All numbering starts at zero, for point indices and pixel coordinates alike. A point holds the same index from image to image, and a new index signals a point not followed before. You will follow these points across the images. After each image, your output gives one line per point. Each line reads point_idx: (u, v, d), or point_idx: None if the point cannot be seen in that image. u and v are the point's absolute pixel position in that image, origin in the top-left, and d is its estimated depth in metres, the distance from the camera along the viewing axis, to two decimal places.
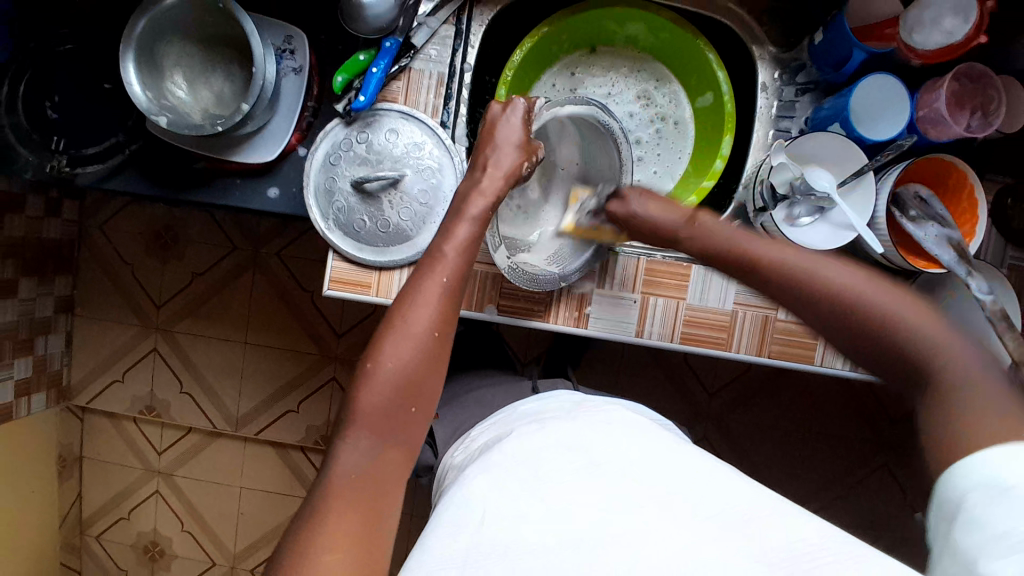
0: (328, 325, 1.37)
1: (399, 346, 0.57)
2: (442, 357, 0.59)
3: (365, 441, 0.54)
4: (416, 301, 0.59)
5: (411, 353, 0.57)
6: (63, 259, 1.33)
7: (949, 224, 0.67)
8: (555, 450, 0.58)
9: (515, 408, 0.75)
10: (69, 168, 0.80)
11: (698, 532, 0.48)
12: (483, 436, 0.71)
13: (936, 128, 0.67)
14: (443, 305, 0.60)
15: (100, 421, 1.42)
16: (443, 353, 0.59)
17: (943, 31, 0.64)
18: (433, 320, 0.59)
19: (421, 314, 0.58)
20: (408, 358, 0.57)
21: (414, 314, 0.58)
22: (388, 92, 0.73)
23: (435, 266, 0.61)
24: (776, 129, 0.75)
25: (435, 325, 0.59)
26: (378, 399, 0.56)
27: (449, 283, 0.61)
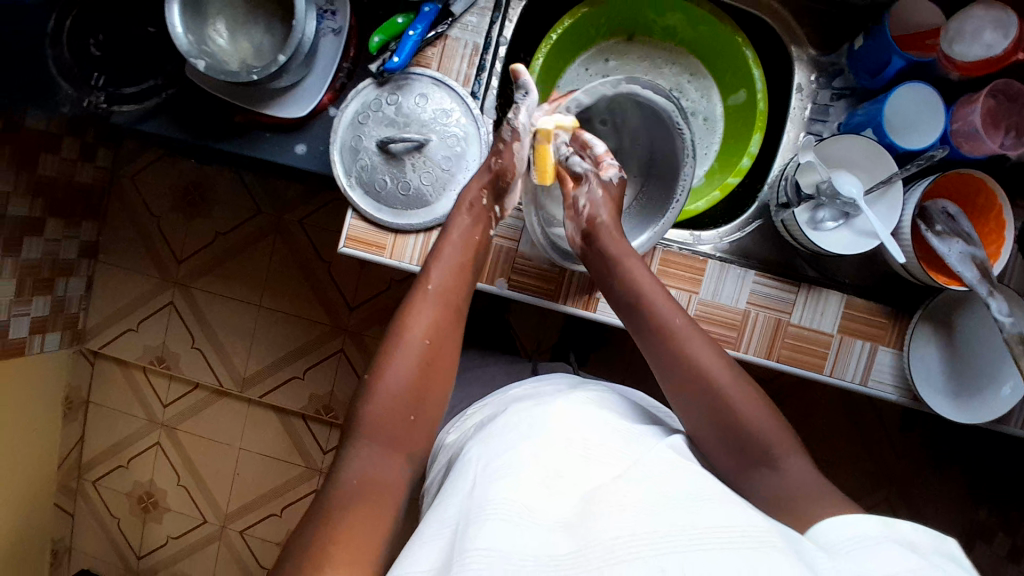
0: (341, 296, 1.38)
1: (399, 361, 0.61)
2: (440, 361, 0.63)
3: (369, 449, 0.57)
4: (410, 315, 0.64)
5: (409, 363, 0.61)
6: (92, 204, 1.36)
7: (974, 242, 0.66)
8: (543, 420, 0.58)
9: (506, 391, 0.73)
10: (105, 104, 0.82)
11: (697, 513, 0.46)
12: (477, 414, 0.70)
13: (970, 142, 0.66)
14: (435, 317, 0.64)
15: (111, 367, 1.45)
16: (439, 356, 0.63)
17: (983, 44, 0.65)
18: (428, 326, 0.63)
19: (416, 325, 0.63)
20: (405, 367, 0.61)
21: (409, 327, 0.63)
22: (423, 58, 0.74)
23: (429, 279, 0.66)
24: (808, 132, 0.74)
25: (426, 332, 0.63)
26: (383, 408, 0.59)
27: (440, 298, 0.66)
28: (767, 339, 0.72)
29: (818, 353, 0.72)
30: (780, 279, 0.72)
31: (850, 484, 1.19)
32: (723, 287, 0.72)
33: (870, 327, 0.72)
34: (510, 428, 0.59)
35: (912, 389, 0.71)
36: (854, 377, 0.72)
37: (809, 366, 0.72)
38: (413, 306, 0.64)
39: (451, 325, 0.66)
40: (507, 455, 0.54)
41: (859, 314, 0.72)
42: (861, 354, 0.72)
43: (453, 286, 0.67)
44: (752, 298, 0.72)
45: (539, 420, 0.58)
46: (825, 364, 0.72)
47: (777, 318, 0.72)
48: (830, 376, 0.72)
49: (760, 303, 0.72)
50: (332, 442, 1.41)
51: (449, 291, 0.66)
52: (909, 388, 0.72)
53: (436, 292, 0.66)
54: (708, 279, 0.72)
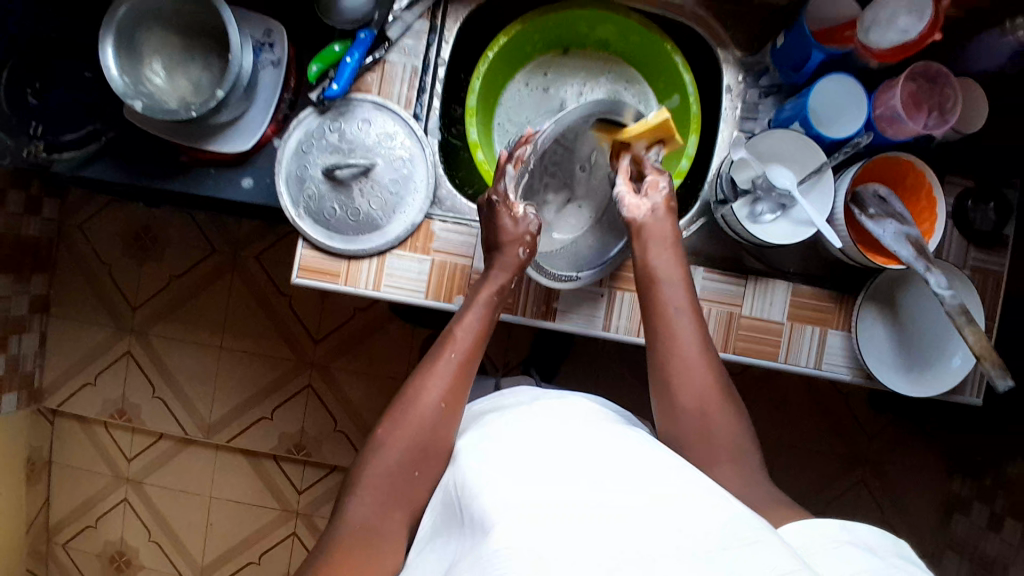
0: (306, 330, 1.36)
1: (410, 423, 0.62)
2: (452, 426, 0.63)
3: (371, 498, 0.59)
4: (426, 380, 0.64)
5: (420, 425, 0.61)
6: (40, 258, 1.33)
7: (907, 221, 0.69)
8: (527, 427, 0.56)
9: (469, 408, 0.72)
10: (46, 153, 0.82)
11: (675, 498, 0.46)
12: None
13: (893, 125, 0.70)
14: (453, 380, 0.65)
15: (70, 425, 1.39)
16: (454, 420, 0.63)
17: (898, 29, 0.68)
18: (442, 393, 0.63)
19: (432, 389, 0.63)
20: (415, 430, 0.61)
21: (426, 390, 0.64)
22: (362, 84, 0.75)
23: (450, 346, 0.66)
24: (741, 130, 0.77)
25: (445, 398, 0.63)
26: (385, 466, 0.60)
27: (457, 358, 0.66)
28: (721, 332, 0.74)
29: (771, 341, 0.74)
30: (728, 273, 0.74)
31: (823, 472, 1.21)
32: None
33: (818, 311, 0.74)
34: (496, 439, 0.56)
35: (865, 368, 0.74)
36: (808, 362, 0.74)
37: (763, 355, 0.73)
38: (431, 373, 0.64)
39: (465, 390, 0.66)
40: (497, 469, 0.52)
41: (808, 301, 0.74)
42: (812, 340, 0.74)
43: (471, 354, 0.67)
44: (704, 294, 0.74)
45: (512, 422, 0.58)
46: (779, 351, 0.73)
47: (730, 310, 0.74)
48: (786, 363, 0.74)
49: (712, 298, 0.74)
50: (307, 481, 1.38)
51: (467, 361, 0.66)
52: (862, 368, 0.74)
53: (456, 362, 0.65)
54: None
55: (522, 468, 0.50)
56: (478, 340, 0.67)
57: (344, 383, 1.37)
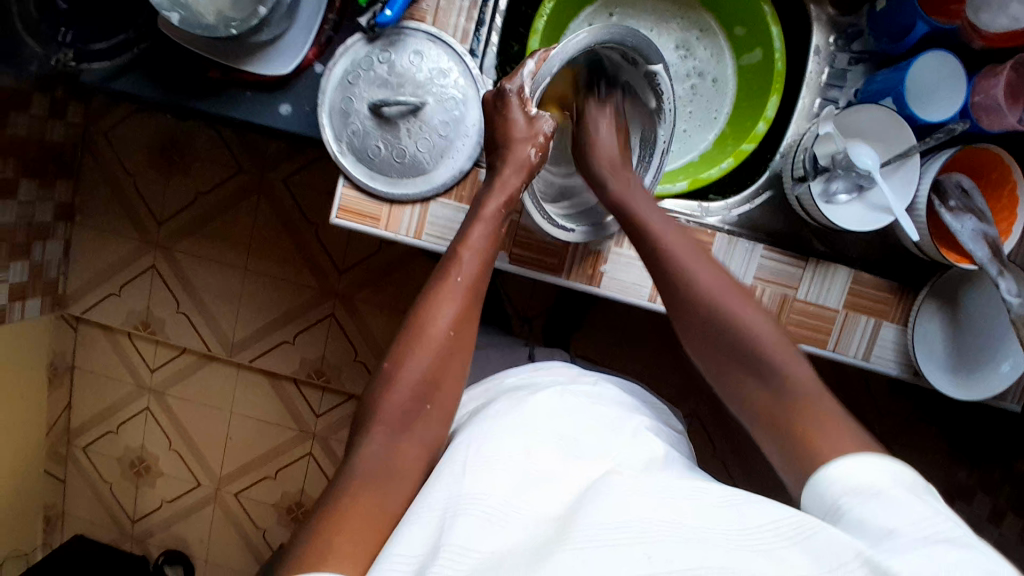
0: (330, 259, 1.35)
1: (419, 348, 0.59)
2: (462, 356, 0.61)
3: (378, 434, 0.55)
4: (433, 303, 0.60)
5: (432, 354, 0.59)
6: (66, 163, 1.30)
7: (987, 219, 0.64)
8: (541, 419, 0.55)
9: (504, 376, 0.71)
10: (75, 62, 0.77)
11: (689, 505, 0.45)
12: (471, 402, 0.68)
13: (989, 116, 0.64)
14: (462, 304, 0.61)
15: (95, 332, 1.41)
16: (464, 349, 0.61)
17: (1009, 16, 0.61)
18: (452, 318, 0.60)
19: (438, 313, 0.60)
20: (424, 357, 0.58)
21: (432, 317, 0.60)
22: (417, 12, 0.69)
23: (458, 271, 0.62)
24: (824, 98, 0.71)
25: (452, 323, 0.60)
26: (388, 396, 0.56)
27: (464, 281, 0.62)
28: (772, 314, 0.71)
29: (822, 328, 0.71)
30: (788, 253, 0.71)
31: None
32: (731, 260, 0.70)
33: (875, 301, 0.71)
34: (509, 419, 0.55)
35: (914, 363, 0.71)
36: (857, 352, 0.71)
37: (812, 341, 0.71)
38: (438, 298, 0.60)
39: (473, 316, 0.62)
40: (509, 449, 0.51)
41: (866, 289, 0.71)
42: (865, 330, 0.71)
43: (478, 278, 0.63)
44: (759, 273, 0.70)
45: (533, 408, 0.57)
46: (829, 339, 0.71)
47: (785, 293, 0.70)
48: (833, 351, 0.71)
49: (767, 278, 0.71)
50: (325, 405, 1.40)
51: (473, 284, 0.62)
52: (912, 364, 0.72)
53: (462, 285, 0.62)
54: (716, 253, 0.70)
55: (534, 464, 0.50)
56: (477, 274, 0.63)
57: (366, 314, 1.36)
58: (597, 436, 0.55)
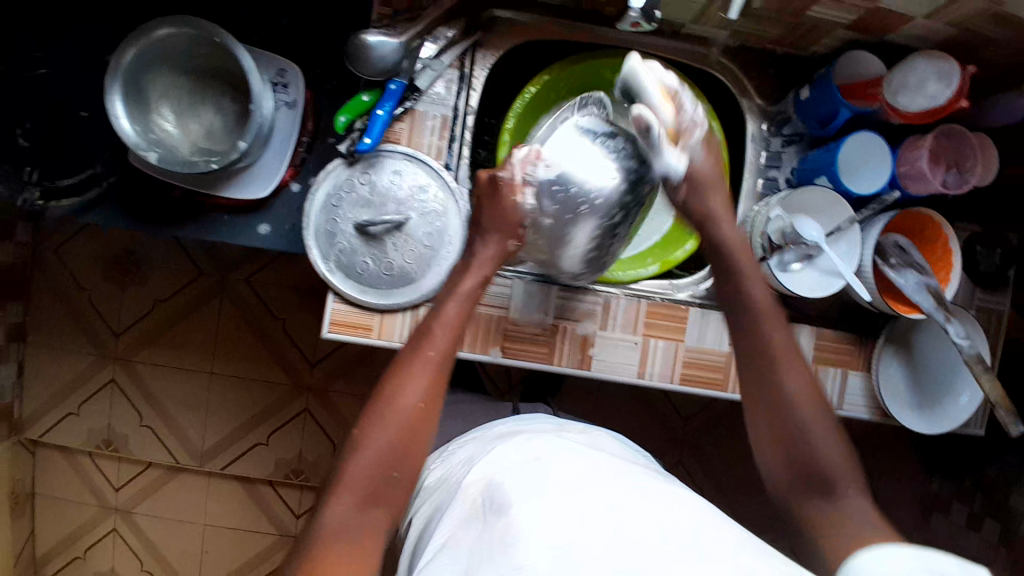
0: (300, 353, 1.33)
1: (385, 424, 0.60)
2: (427, 431, 0.62)
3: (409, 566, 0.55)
4: (403, 378, 0.62)
5: (397, 427, 0.60)
6: (13, 285, 1.26)
7: (926, 271, 0.72)
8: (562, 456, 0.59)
9: (490, 429, 0.74)
10: (42, 201, 0.77)
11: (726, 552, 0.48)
12: (458, 453, 0.70)
13: (917, 184, 0.71)
14: (431, 379, 0.63)
15: (53, 455, 1.33)
16: (432, 420, 0.62)
17: (927, 95, 0.67)
18: (418, 394, 0.62)
19: (410, 389, 0.61)
20: (390, 434, 0.60)
21: (401, 393, 0.61)
22: (392, 134, 0.71)
23: (428, 348, 0.63)
24: (765, 178, 0.79)
25: (418, 399, 0.62)
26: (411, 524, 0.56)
27: (436, 356, 0.64)
28: None
29: None
30: None
31: None
32: (707, 333, 0.75)
33: (841, 354, 0.78)
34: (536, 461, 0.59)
35: (881, 406, 0.78)
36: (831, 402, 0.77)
37: None
38: (407, 376, 0.62)
39: (440, 391, 0.64)
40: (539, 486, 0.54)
41: (830, 343, 0.77)
42: (835, 383, 0.77)
43: (447, 351, 0.64)
44: None
45: (553, 448, 0.61)
46: None
47: None
48: None
49: None
50: (306, 504, 1.35)
51: (442, 358, 0.64)
52: (880, 406, 0.78)
53: (433, 359, 0.63)
54: (693, 326, 0.75)
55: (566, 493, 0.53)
56: (452, 334, 0.65)
57: (341, 405, 1.34)
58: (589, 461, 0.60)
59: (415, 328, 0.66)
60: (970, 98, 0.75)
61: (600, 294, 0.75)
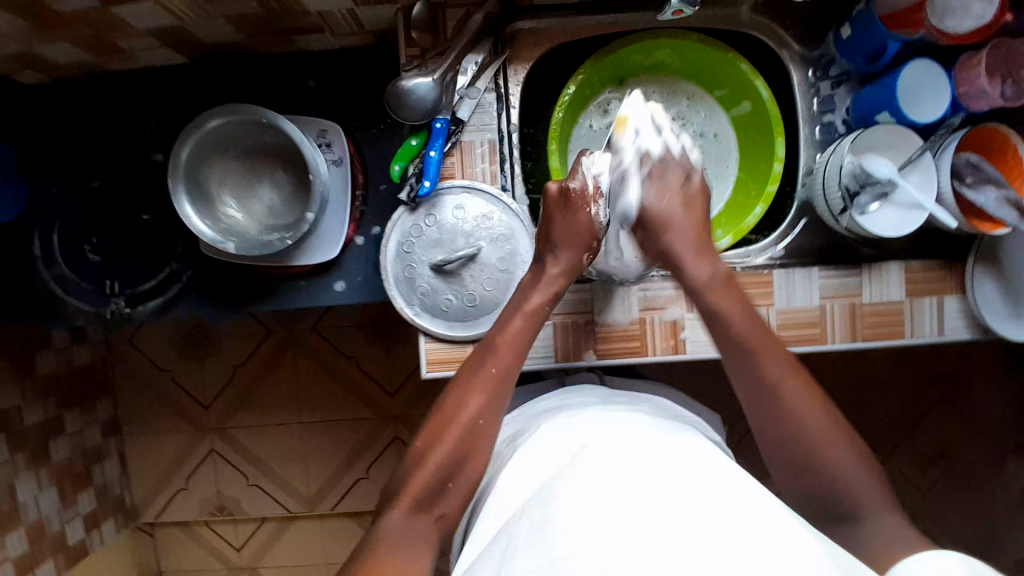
0: (379, 386, 1.37)
1: (443, 437, 0.64)
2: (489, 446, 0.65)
3: None
4: (466, 393, 0.66)
5: (457, 440, 0.64)
6: (99, 381, 1.33)
7: (1004, 183, 0.69)
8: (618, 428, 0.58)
9: (538, 401, 0.77)
10: (128, 307, 0.81)
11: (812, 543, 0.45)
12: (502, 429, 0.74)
13: (978, 101, 0.68)
14: (490, 393, 0.66)
15: (174, 531, 1.41)
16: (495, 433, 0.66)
17: (974, 16, 0.63)
18: (478, 409, 0.66)
19: (469, 404, 0.66)
20: (449, 446, 0.64)
21: (461, 408, 0.66)
22: (446, 170, 0.73)
23: (491, 365, 0.67)
24: (821, 125, 0.77)
25: (479, 414, 0.66)
26: None
27: (495, 371, 0.67)
28: (848, 325, 0.76)
29: (895, 322, 0.76)
30: (840, 267, 0.76)
31: (915, 404, 1.22)
32: (795, 291, 0.75)
33: (930, 282, 0.77)
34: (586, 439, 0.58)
35: (982, 323, 0.77)
36: (932, 331, 0.77)
37: (891, 335, 0.76)
38: (472, 392, 0.66)
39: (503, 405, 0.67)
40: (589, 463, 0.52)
41: (917, 274, 0.77)
42: (932, 310, 0.77)
43: (508, 367, 0.68)
44: (823, 292, 0.75)
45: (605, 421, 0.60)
46: (905, 329, 0.76)
47: (850, 302, 0.76)
48: (912, 338, 0.77)
49: (831, 295, 0.75)
50: None
51: (504, 376, 0.67)
52: (980, 323, 0.77)
53: (495, 375, 0.67)
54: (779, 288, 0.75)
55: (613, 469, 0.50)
56: (512, 349, 0.68)
57: None
58: (635, 428, 0.58)
59: (478, 341, 0.70)
60: None
61: None
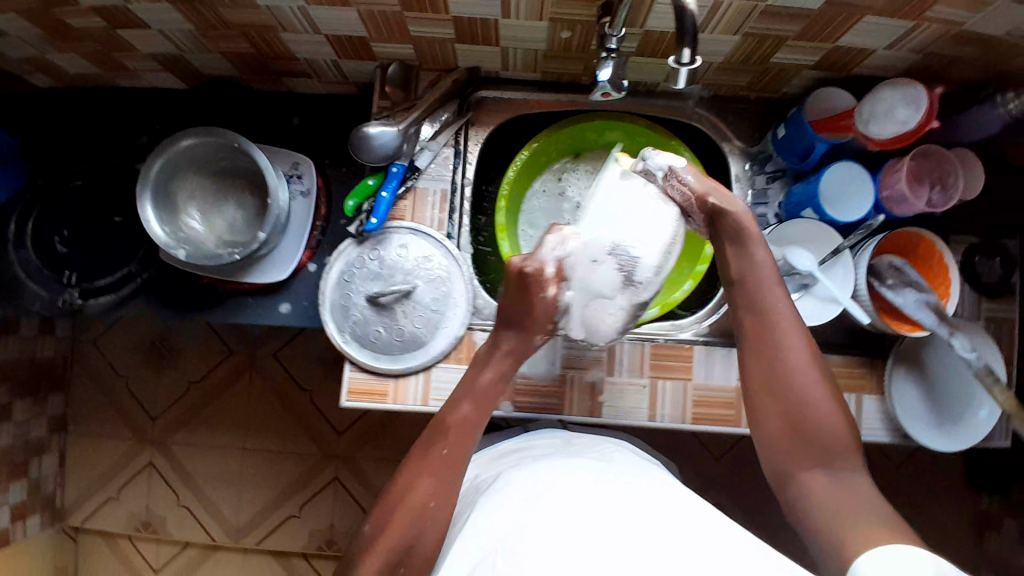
0: (329, 424, 1.37)
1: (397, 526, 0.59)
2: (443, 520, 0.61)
3: None
4: (414, 477, 0.62)
5: (404, 528, 0.59)
6: (56, 376, 1.34)
7: (925, 288, 0.73)
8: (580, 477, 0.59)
9: (498, 449, 0.75)
10: (80, 300, 0.84)
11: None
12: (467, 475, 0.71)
13: (899, 205, 0.74)
14: (441, 475, 0.62)
15: (95, 541, 1.37)
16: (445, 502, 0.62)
17: (897, 121, 0.69)
18: (428, 493, 0.61)
19: (420, 487, 0.61)
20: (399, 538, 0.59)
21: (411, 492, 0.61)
22: (397, 211, 0.77)
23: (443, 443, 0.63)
24: (754, 216, 0.82)
25: (431, 496, 0.61)
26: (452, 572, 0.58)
27: (449, 450, 0.63)
28: None
29: None
30: None
31: None
32: (713, 371, 0.77)
33: (851, 379, 0.79)
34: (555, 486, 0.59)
35: (900, 428, 0.78)
36: None
37: None
38: (428, 476, 0.62)
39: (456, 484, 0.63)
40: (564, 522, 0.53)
41: (838, 369, 0.78)
42: (850, 408, 0.78)
43: (461, 444, 0.64)
44: None
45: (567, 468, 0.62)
46: None
47: None
48: None
49: None
50: None
51: (458, 460, 0.63)
52: (899, 429, 0.79)
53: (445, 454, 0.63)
54: (698, 365, 0.77)
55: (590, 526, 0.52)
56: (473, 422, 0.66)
57: (372, 473, 1.36)
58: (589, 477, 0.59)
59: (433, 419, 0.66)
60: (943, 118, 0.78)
61: (604, 341, 0.77)
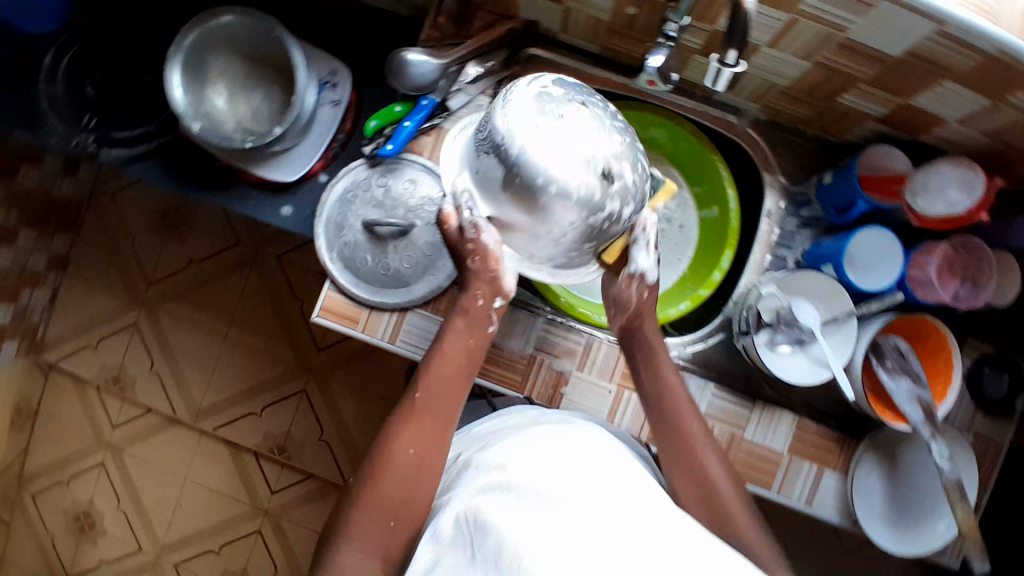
0: (311, 337, 1.38)
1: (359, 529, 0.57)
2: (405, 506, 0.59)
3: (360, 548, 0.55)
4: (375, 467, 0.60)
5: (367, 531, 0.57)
6: (69, 216, 1.36)
7: (922, 382, 0.68)
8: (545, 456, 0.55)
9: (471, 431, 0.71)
10: (95, 146, 0.84)
11: None
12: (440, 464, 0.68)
13: (924, 289, 0.71)
14: (398, 460, 0.60)
15: (64, 382, 1.40)
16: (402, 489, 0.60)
17: (945, 202, 0.65)
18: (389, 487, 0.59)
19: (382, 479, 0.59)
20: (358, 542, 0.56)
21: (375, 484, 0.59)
22: (416, 146, 0.75)
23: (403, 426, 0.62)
24: (774, 255, 0.78)
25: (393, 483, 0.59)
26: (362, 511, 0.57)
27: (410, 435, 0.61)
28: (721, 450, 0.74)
29: (766, 469, 0.74)
30: (736, 394, 0.75)
31: None
32: None
33: (820, 450, 0.75)
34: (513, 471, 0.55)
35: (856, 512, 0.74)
36: (799, 495, 0.74)
37: (759, 481, 0.73)
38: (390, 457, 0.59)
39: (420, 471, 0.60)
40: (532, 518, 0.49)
41: (810, 435, 0.75)
42: (807, 476, 0.74)
43: (422, 428, 0.62)
44: (709, 409, 0.74)
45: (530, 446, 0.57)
46: (774, 481, 0.73)
47: (733, 430, 0.74)
48: (778, 494, 0.74)
49: (715, 415, 0.74)
50: (282, 482, 1.38)
51: (416, 435, 0.60)
52: (851, 512, 0.74)
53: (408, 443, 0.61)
54: None
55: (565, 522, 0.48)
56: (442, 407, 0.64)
57: (339, 396, 1.38)
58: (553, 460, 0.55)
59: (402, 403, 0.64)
60: (1000, 212, 0.73)
61: (583, 335, 0.76)
